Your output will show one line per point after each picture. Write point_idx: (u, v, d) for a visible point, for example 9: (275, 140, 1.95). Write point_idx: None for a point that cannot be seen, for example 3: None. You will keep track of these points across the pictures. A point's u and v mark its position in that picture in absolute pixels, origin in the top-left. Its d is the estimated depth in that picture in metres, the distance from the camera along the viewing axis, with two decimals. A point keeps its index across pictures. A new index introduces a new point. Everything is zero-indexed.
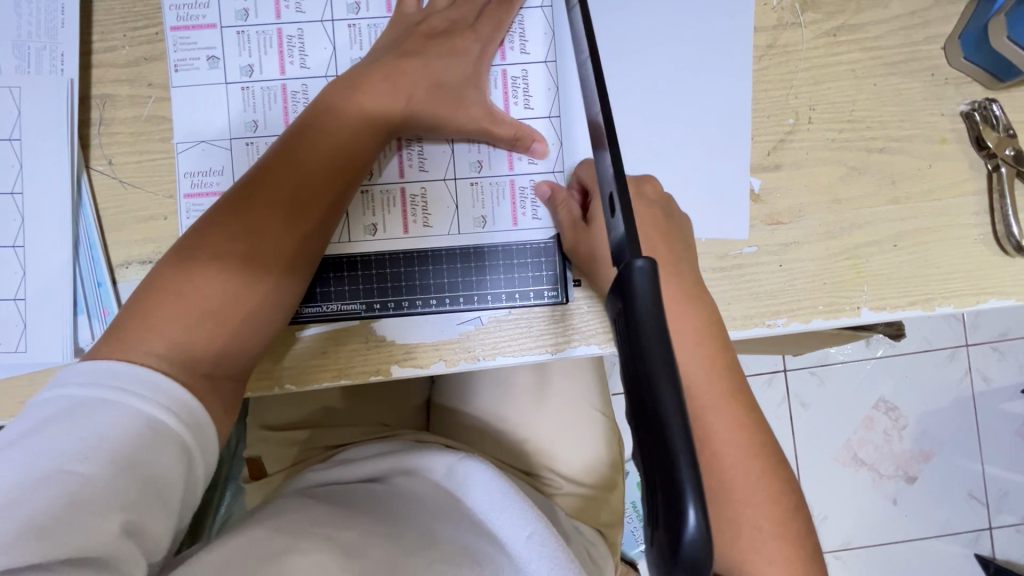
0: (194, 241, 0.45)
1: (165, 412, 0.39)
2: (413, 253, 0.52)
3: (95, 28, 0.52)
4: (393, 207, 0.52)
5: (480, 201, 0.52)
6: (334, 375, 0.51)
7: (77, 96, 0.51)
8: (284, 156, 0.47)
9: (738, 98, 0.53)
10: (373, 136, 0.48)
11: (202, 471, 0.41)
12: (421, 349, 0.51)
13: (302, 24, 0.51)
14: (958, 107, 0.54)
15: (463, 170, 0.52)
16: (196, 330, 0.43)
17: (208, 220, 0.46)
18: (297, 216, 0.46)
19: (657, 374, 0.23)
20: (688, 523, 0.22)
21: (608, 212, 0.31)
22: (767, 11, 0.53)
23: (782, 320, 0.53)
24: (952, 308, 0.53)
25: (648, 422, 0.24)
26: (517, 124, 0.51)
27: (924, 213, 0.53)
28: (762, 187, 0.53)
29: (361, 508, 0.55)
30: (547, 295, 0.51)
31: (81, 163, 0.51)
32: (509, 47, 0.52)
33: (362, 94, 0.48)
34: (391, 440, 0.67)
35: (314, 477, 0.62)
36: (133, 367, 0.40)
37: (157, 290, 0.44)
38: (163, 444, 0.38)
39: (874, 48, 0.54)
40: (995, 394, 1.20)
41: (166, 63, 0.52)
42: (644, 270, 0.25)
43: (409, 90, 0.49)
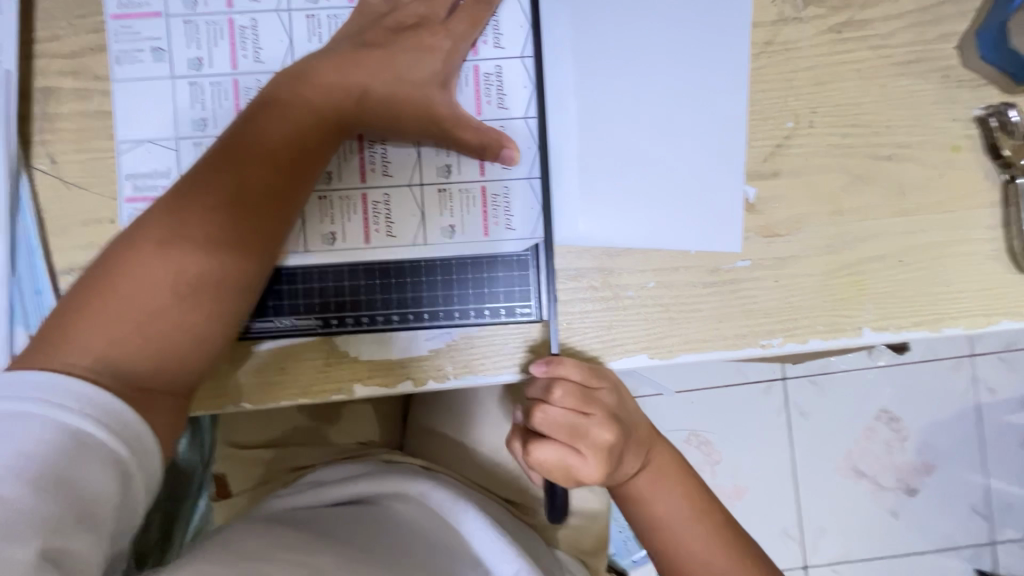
0: (125, 243, 0.41)
1: (95, 424, 0.35)
2: (374, 265, 0.48)
3: (37, 15, 0.48)
4: (353, 214, 0.48)
5: (450, 209, 0.48)
6: (293, 395, 0.47)
7: (17, 89, 0.47)
8: (230, 154, 0.43)
9: (732, 98, 0.49)
10: (325, 133, 0.45)
11: (143, 491, 0.38)
12: (384, 368, 0.48)
13: (258, 15, 0.47)
14: (973, 111, 0.49)
15: (431, 175, 0.48)
16: (128, 342, 0.39)
17: (144, 221, 0.42)
18: (248, 220, 0.43)
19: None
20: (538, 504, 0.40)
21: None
22: (766, 4, 0.49)
23: (777, 340, 0.49)
24: (962, 328, 0.49)
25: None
26: (482, 127, 0.47)
27: (933, 226, 0.49)
28: (758, 197, 0.49)
29: (321, 535, 0.50)
30: (520, 312, 0.48)
31: (21, 160, 0.47)
32: (482, 42, 0.48)
33: (313, 87, 0.44)
34: (358, 461, 0.63)
35: (280, 501, 0.57)
36: (56, 377, 0.36)
37: (85, 296, 0.40)
38: (94, 460, 0.35)
39: (883, 46, 0.49)
40: (1001, 406, 1.16)
41: (108, 54, 0.48)
42: None
43: (367, 84, 0.45)
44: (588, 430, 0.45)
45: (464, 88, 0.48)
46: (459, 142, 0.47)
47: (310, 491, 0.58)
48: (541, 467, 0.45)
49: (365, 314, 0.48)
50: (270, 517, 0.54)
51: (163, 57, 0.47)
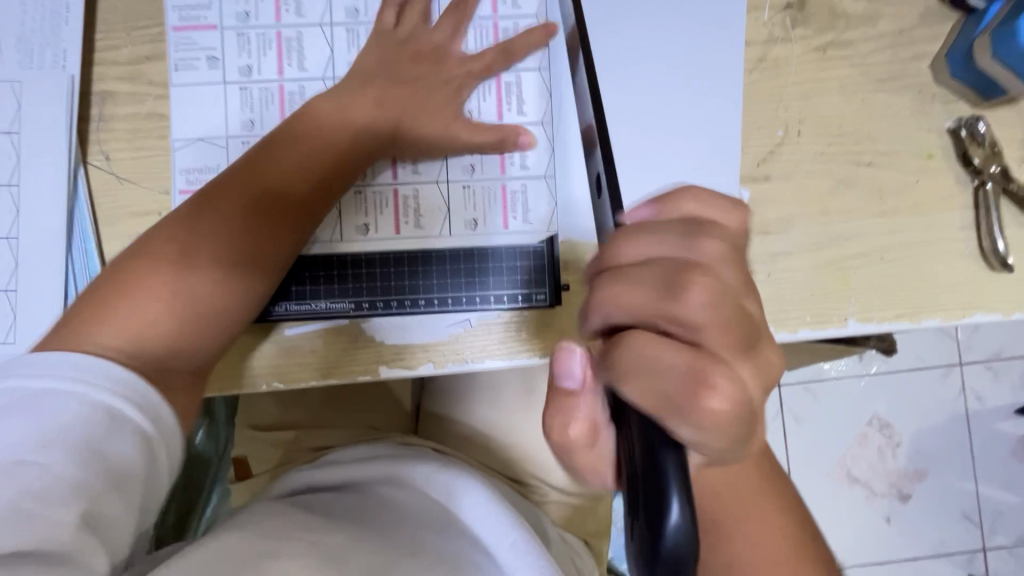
0: (157, 236, 0.45)
1: (129, 405, 0.38)
2: (402, 257, 0.52)
3: (98, 26, 0.53)
4: (384, 209, 0.53)
5: (473, 206, 0.53)
6: (323, 375, 0.52)
7: (78, 93, 0.52)
8: (254, 167, 0.48)
9: (728, 110, 0.54)
10: (349, 145, 0.50)
11: (165, 457, 0.40)
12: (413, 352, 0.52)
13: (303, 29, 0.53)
14: (944, 124, 0.54)
15: (456, 175, 0.53)
16: (153, 324, 0.42)
17: (175, 217, 0.46)
18: (269, 224, 0.47)
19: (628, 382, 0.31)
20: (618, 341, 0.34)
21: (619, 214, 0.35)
22: (759, 26, 0.54)
23: (769, 330, 0.53)
24: (939, 321, 0.54)
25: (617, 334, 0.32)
26: (499, 131, 0.53)
27: (912, 228, 0.54)
28: (751, 198, 0.54)
29: (338, 514, 0.53)
30: (536, 298, 0.52)
31: (78, 156, 0.51)
32: (503, 58, 0.53)
33: (342, 105, 0.50)
34: (378, 443, 0.67)
35: (302, 477, 0.62)
36: (85, 356, 0.38)
37: (114, 282, 0.43)
38: (120, 432, 0.37)
39: (863, 65, 0.54)
40: (989, 413, 1.20)
41: (166, 62, 0.53)
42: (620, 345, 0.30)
43: (382, 107, 0.51)
44: (739, 304, 0.31)
45: (486, 99, 0.54)
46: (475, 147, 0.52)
47: (329, 468, 0.63)
48: (664, 376, 0.29)
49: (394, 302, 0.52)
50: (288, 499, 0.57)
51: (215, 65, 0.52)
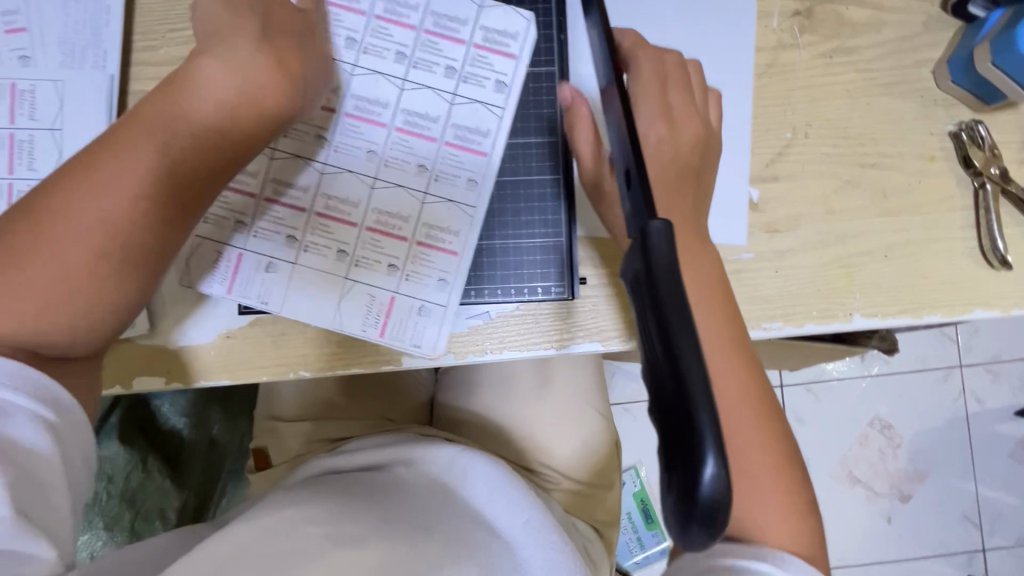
0: (19, 219, 0.39)
1: (31, 399, 0.36)
2: (370, 254, 0.54)
3: (137, 29, 0.55)
4: (338, 212, 0.54)
5: (437, 204, 0.54)
6: (348, 363, 0.55)
7: (117, 91, 0.54)
8: (131, 140, 0.41)
9: (739, 112, 0.56)
10: (241, 114, 0.44)
11: (74, 446, 0.39)
12: (407, 341, 0.54)
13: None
14: (946, 127, 0.57)
15: (404, 175, 0.54)
16: (28, 318, 0.38)
17: (35, 198, 0.40)
18: (158, 204, 0.42)
19: (667, 303, 0.24)
20: (659, 224, 0.25)
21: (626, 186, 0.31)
22: (768, 32, 0.57)
23: (778, 324, 0.55)
24: (941, 316, 0.56)
25: (648, 234, 0.26)
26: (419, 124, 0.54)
27: (914, 227, 0.56)
28: (760, 197, 0.56)
29: (356, 495, 0.56)
30: (554, 291, 0.55)
31: None
32: (470, 61, 0.55)
33: (223, 64, 0.44)
34: (397, 432, 0.70)
35: (322, 464, 0.64)
36: None
37: None
38: (20, 421, 0.35)
39: (868, 70, 0.57)
40: (989, 414, 1.22)
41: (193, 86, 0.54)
42: (660, 231, 0.25)
43: (279, 72, 0.46)
44: (679, 124, 0.45)
45: (450, 100, 0.55)
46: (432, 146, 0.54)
47: (345, 456, 0.65)
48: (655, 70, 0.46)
49: (365, 295, 0.54)
50: (309, 482, 0.60)
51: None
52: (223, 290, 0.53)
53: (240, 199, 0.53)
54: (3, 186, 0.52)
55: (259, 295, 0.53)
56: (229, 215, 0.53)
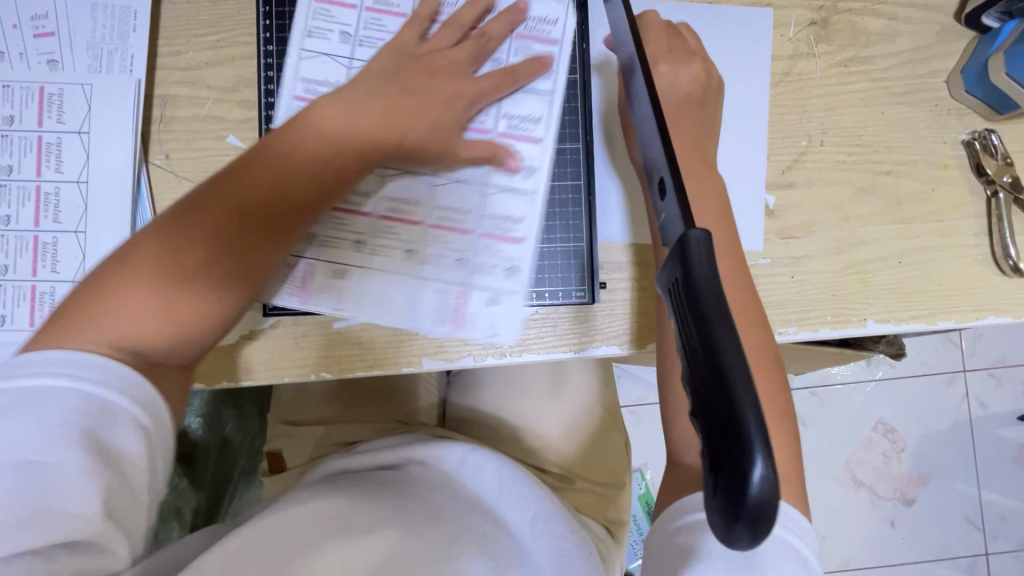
0: (153, 234, 0.43)
1: (137, 405, 0.37)
2: (438, 252, 0.55)
3: (163, 33, 0.56)
4: (401, 213, 0.55)
5: (500, 195, 0.55)
6: (368, 365, 0.56)
7: (142, 95, 0.55)
8: (262, 170, 0.46)
9: (756, 120, 0.57)
10: (358, 154, 0.49)
11: (162, 450, 0.39)
12: (484, 334, 0.55)
13: (350, 44, 0.56)
14: (959, 136, 0.58)
15: (465, 172, 0.55)
16: (152, 325, 0.41)
17: (170, 216, 0.44)
18: (275, 231, 0.46)
19: (709, 312, 0.25)
20: (698, 232, 0.27)
21: (656, 195, 0.32)
22: (785, 41, 0.57)
23: (793, 329, 0.56)
24: (953, 322, 0.57)
25: (686, 242, 0.27)
26: (492, 145, 0.55)
27: (927, 234, 0.57)
28: (776, 204, 0.57)
29: (377, 491, 0.57)
30: (575, 295, 0.56)
31: (141, 156, 0.54)
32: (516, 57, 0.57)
33: (357, 112, 0.50)
34: (412, 433, 0.71)
35: (337, 463, 0.65)
36: (79, 354, 0.37)
37: (106, 282, 0.41)
38: (117, 425, 0.36)
39: (882, 79, 0.58)
40: (993, 418, 1.23)
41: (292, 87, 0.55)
42: (700, 239, 0.26)
43: (388, 119, 0.51)
44: (671, 55, 0.50)
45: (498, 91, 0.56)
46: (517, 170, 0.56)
47: (361, 456, 0.66)
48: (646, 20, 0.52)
49: (436, 292, 0.55)
50: (330, 478, 0.62)
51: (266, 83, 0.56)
52: (296, 299, 0.54)
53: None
54: (32, 189, 0.53)
55: (332, 302, 0.54)
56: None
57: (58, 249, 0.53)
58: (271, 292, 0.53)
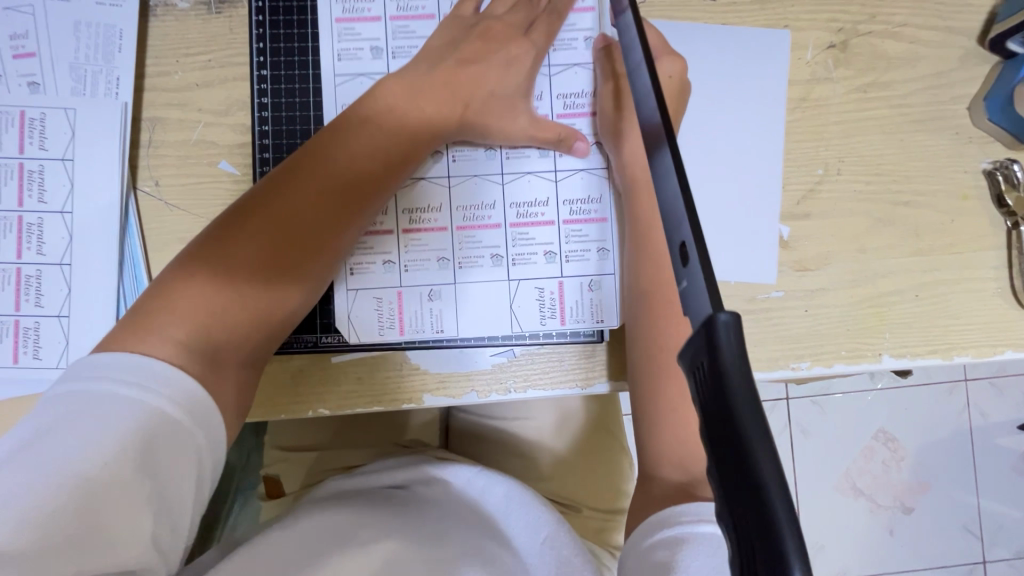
0: (225, 228, 0.47)
1: (202, 433, 0.40)
2: (525, 250, 0.56)
3: (150, 53, 0.53)
4: (477, 219, 0.55)
5: (570, 179, 0.56)
6: (368, 402, 0.54)
7: (129, 119, 0.52)
8: (321, 165, 0.50)
9: (772, 147, 0.55)
10: (411, 142, 0.52)
11: (210, 469, 0.41)
12: (591, 319, 0.55)
13: (384, 59, 0.55)
14: (981, 165, 0.56)
15: (530, 164, 0.56)
16: (222, 313, 0.45)
17: (238, 210, 0.48)
18: (331, 222, 0.49)
19: (737, 404, 0.24)
20: (726, 315, 0.24)
21: (677, 261, 0.29)
22: (802, 65, 0.55)
23: (806, 364, 0.55)
24: (970, 357, 0.55)
25: (713, 325, 0.24)
26: (559, 126, 0.55)
27: (946, 266, 0.55)
28: (791, 235, 0.55)
29: (380, 510, 0.57)
30: (585, 335, 0.55)
31: (129, 183, 0.52)
32: (553, 49, 0.57)
33: (411, 101, 0.52)
34: (417, 454, 0.70)
35: (338, 484, 0.64)
36: (142, 357, 0.40)
37: (183, 273, 0.45)
38: (176, 442, 0.38)
39: (902, 105, 0.56)
40: (993, 428, 1.22)
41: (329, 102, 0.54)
42: (729, 324, 0.24)
43: (435, 108, 0.53)
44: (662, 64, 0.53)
45: (547, 74, 0.57)
46: (586, 154, 0.55)
47: (361, 476, 0.65)
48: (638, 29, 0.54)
49: (534, 290, 0.55)
50: (327, 498, 0.60)
51: (260, 110, 0.54)
52: (397, 333, 0.54)
53: (380, 241, 0.55)
54: (14, 219, 0.50)
55: (433, 324, 0.54)
56: (377, 258, 0.55)
57: (43, 282, 0.50)
58: (311, 315, 0.54)
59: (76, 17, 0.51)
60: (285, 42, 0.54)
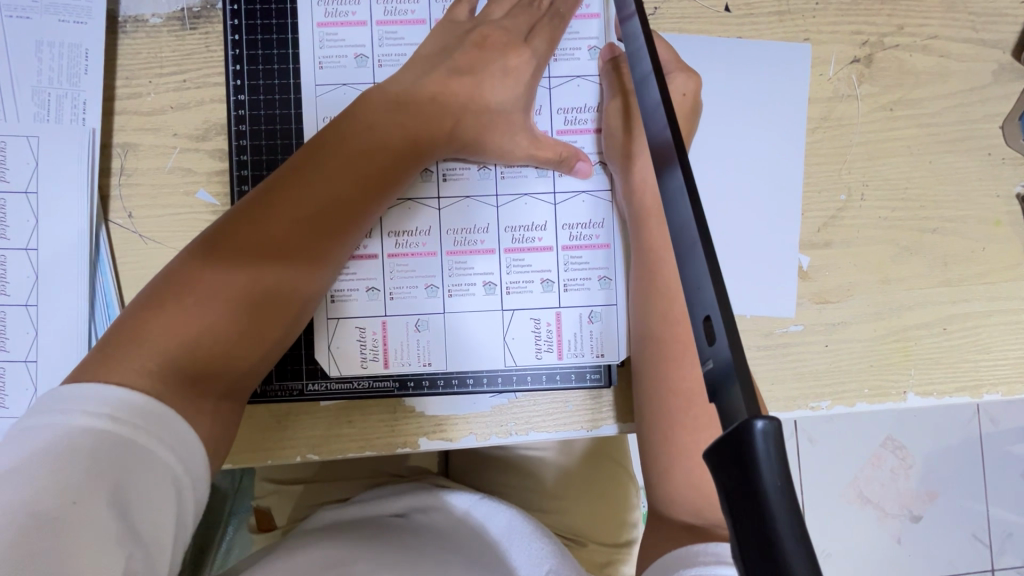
0: (204, 251, 0.43)
1: (173, 454, 0.36)
2: (520, 278, 0.52)
3: (120, 73, 0.49)
4: (469, 244, 0.52)
5: (571, 203, 0.52)
6: (358, 448, 0.50)
7: (98, 146, 0.48)
8: (306, 180, 0.46)
9: (791, 171, 0.51)
10: (403, 155, 0.48)
11: (192, 510, 0.37)
12: (591, 353, 0.52)
13: (369, 67, 0.51)
14: (1014, 188, 0.52)
15: (527, 184, 0.52)
16: (198, 345, 0.41)
17: (218, 230, 0.44)
18: (318, 243, 0.46)
19: (776, 530, 0.20)
20: (764, 423, 0.21)
21: (702, 338, 0.26)
22: (823, 81, 0.51)
23: (826, 403, 0.51)
24: (999, 394, 0.52)
25: (748, 433, 0.21)
26: (561, 145, 0.51)
27: (974, 297, 0.52)
28: (811, 265, 0.51)
29: (373, 541, 0.54)
30: (589, 377, 0.52)
31: (99, 216, 0.48)
32: (554, 59, 0.53)
33: (403, 112, 0.48)
34: (413, 482, 0.66)
35: (330, 514, 0.61)
36: (116, 389, 0.36)
37: (157, 301, 0.41)
38: (155, 480, 0.34)
39: (931, 125, 0.52)
40: (1003, 436, 1.13)
41: (310, 114, 0.50)
42: (768, 433, 0.21)
43: (428, 120, 0.49)
44: (673, 81, 0.49)
45: (548, 86, 0.53)
46: (588, 175, 0.52)
47: (353, 506, 0.62)
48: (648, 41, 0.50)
49: (529, 321, 0.52)
50: (316, 531, 0.57)
51: (238, 138, 0.50)
52: (382, 366, 0.51)
53: (366, 267, 0.51)
54: None
55: (421, 357, 0.51)
56: (360, 285, 0.51)
57: (8, 325, 0.47)
58: (294, 348, 0.50)
59: (37, 37, 0.48)
60: (264, 55, 0.50)
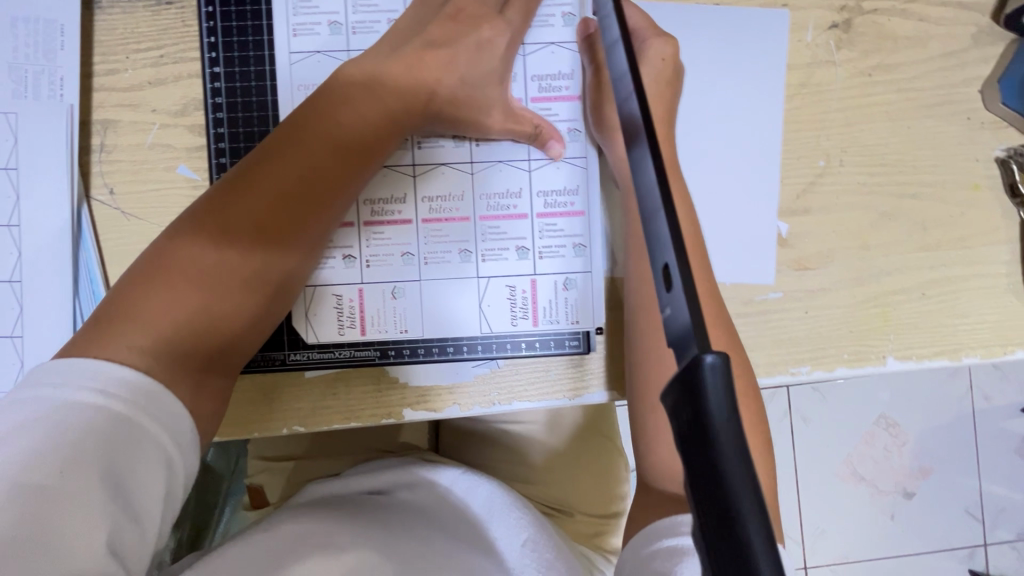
0: (190, 229, 0.43)
1: (153, 420, 0.36)
2: (496, 246, 0.52)
3: (97, 49, 0.49)
4: (445, 212, 0.52)
5: (546, 170, 0.53)
6: (342, 419, 0.51)
7: (77, 123, 0.48)
8: (290, 157, 0.45)
9: (769, 137, 0.51)
10: (384, 131, 0.48)
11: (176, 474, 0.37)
12: (567, 320, 0.52)
13: (344, 35, 0.51)
14: (993, 153, 0.52)
15: (503, 152, 0.52)
16: (188, 321, 0.41)
17: (204, 209, 0.44)
18: (304, 220, 0.46)
19: (727, 461, 0.21)
20: (713, 357, 0.21)
21: (660, 286, 0.26)
22: (802, 48, 0.51)
23: (806, 368, 0.52)
24: (978, 358, 0.52)
25: (698, 368, 0.21)
26: (537, 119, 0.51)
27: (953, 262, 0.52)
28: (790, 232, 0.51)
29: (361, 513, 0.54)
30: (569, 344, 0.52)
31: (81, 192, 0.48)
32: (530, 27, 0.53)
33: (382, 85, 0.48)
34: (402, 457, 0.67)
35: (318, 489, 0.62)
36: (99, 362, 0.37)
37: (145, 279, 0.41)
38: (135, 444, 0.35)
39: (910, 90, 0.52)
40: (996, 411, 1.14)
41: (285, 82, 0.50)
42: (716, 367, 0.21)
43: (408, 93, 0.48)
44: (651, 45, 0.48)
45: (524, 54, 0.53)
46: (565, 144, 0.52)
47: (343, 480, 0.63)
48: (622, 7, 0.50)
49: (505, 288, 0.52)
50: (304, 504, 0.58)
51: (215, 111, 0.50)
52: (358, 333, 0.52)
53: (343, 236, 0.52)
54: None
55: (397, 324, 0.52)
56: (337, 253, 0.51)
57: None
58: None
59: (13, 13, 0.48)
60: (238, 27, 0.50)
